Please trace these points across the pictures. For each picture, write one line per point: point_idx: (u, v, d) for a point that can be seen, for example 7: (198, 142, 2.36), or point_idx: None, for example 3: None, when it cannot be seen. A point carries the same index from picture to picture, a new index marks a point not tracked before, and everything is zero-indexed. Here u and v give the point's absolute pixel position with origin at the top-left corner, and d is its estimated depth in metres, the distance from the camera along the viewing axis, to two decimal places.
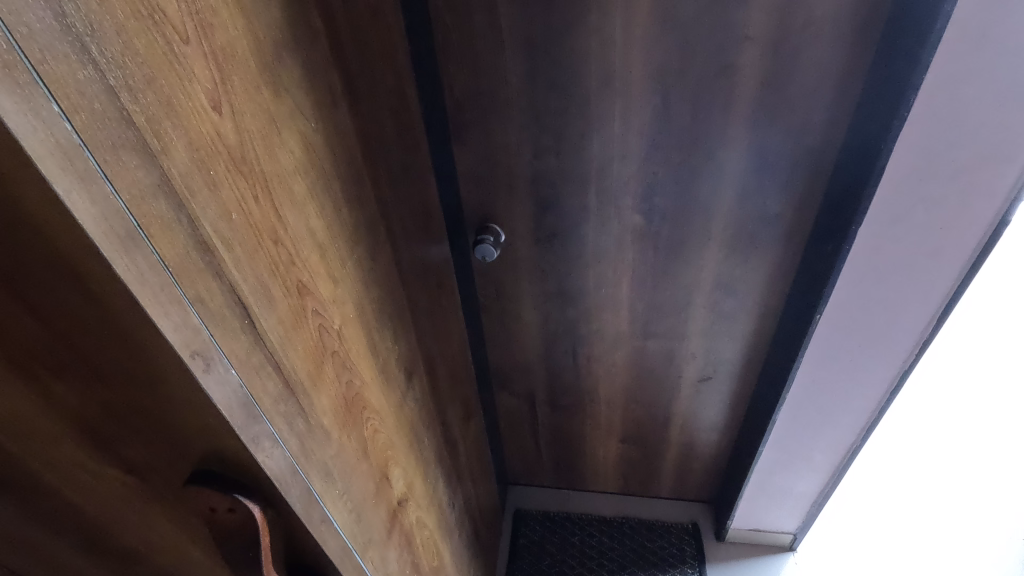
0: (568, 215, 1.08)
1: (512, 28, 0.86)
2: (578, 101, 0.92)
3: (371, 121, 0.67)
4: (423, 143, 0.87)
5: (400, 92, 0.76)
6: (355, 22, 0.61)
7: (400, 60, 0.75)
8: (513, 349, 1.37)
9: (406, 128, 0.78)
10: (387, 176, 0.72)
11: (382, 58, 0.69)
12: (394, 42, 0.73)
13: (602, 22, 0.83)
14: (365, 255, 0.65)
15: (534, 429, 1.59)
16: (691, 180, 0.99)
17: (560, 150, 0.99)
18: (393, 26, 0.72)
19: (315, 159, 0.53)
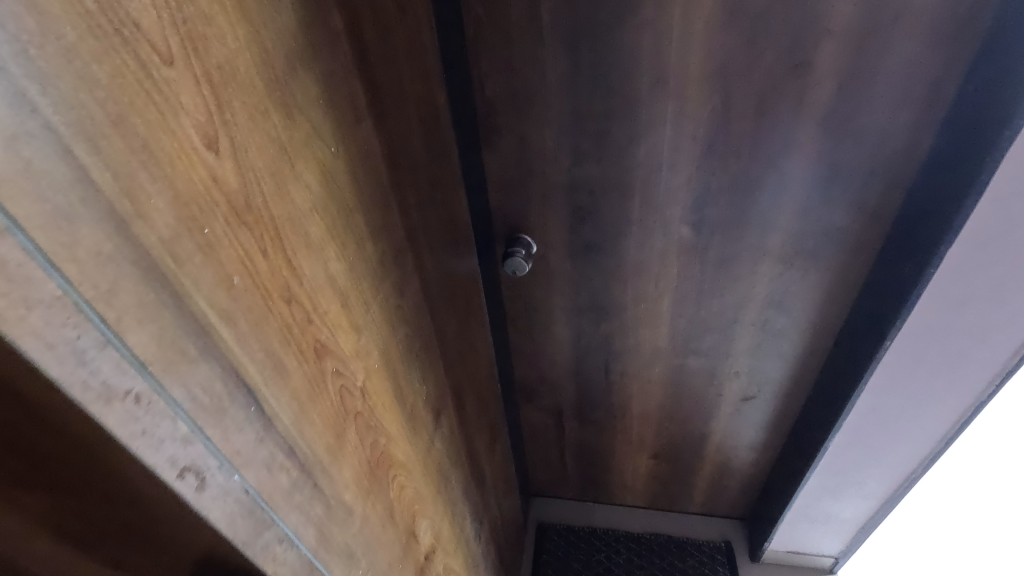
0: (607, 227, 0.98)
1: (554, 21, 0.75)
2: (625, 103, 0.82)
3: (398, 135, 0.58)
4: (455, 153, 0.78)
5: (430, 98, 0.66)
6: (381, 19, 0.52)
7: (430, 61, 0.66)
8: (541, 363, 1.29)
9: (436, 139, 0.69)
10: (415, 195, 0.63)
11: (411, 60, 0.60)
12: (423, 40, 0.63)
13: (658, 14, 0.73)
14: (391, 292, 0.56)
15: (560, 444, 1.51)
16: (749, 191, 0.89)
17: (602, 156, 0.89)
18: (422, 22, 0.62)
19: (336, 191, 0.44)
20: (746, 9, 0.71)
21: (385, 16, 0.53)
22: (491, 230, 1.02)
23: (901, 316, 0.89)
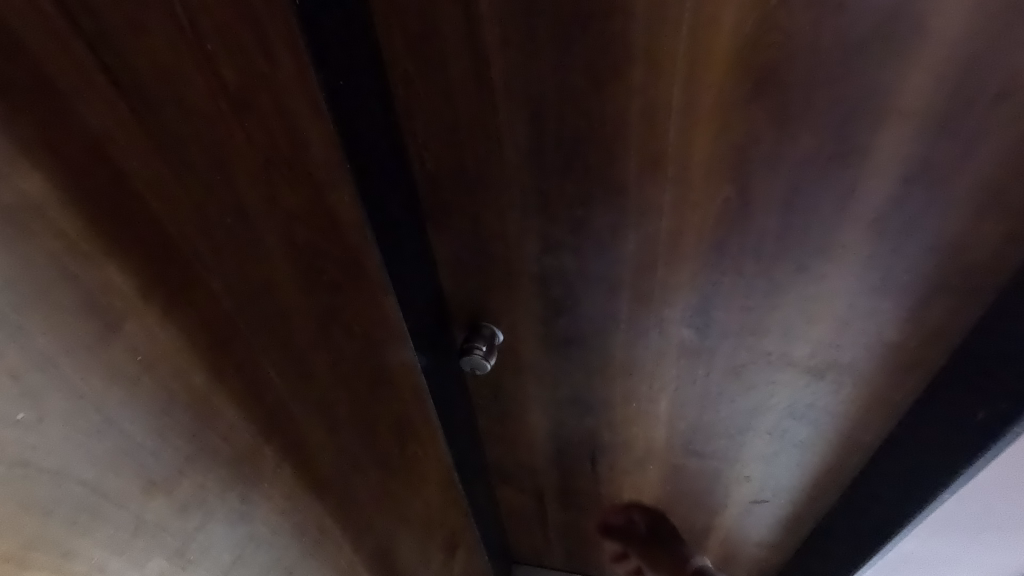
0: (588, 322, 0.79)
1: (509, 82, 0.55)
2: (607, 186, 0.61)
3: (234, 282, 0.40)
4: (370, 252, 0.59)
5: (319, 205, 0.48)
6: (181, 135, 0.34)
7: (315, 152, 0.47)
8: (518, 449, 1.10)
9: (335, 253, 0.51)
10: (281, 344, 0.46)
11: (269, 168, 0.42)
12: (302, 129, 0.45)
13: (651, 80, 0.52)
14: (209, 515, 0.40)
15: (543, 522, 1.33)
16: (772, 295, 0.68)
17: (580, 245, 0.68)
18: (298, 105, 0.44)
19: (11, 461, 0.27)
20: (774, 80, 0.49)
21: (194, 125, 0.35)
22: (446, 324, 0.82)
23: (967, 467, 0.67)
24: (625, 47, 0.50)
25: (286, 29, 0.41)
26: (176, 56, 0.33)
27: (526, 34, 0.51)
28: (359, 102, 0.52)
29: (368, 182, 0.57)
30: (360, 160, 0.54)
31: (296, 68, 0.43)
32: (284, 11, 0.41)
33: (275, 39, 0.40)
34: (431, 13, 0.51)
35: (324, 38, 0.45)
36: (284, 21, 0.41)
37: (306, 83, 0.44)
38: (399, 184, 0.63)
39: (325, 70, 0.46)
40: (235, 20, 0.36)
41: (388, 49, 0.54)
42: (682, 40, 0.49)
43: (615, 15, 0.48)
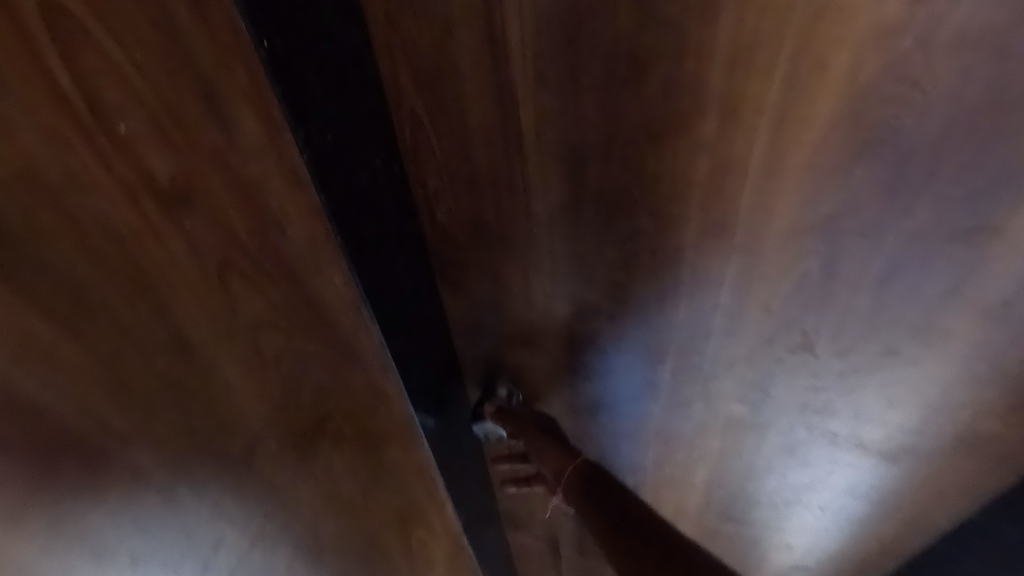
0: (622, 388, 0.68)
1: (541, 131, 0.44)
2: (657, 251, 0.50)
3: (141, 370, 0.36)
4: (352, 333, 0.48)
5: (288, 284, 0.41)
6: (73, 232, 0.29)
7: (292, 230, 0.38)
8: (533, 502, 1.00)
9: (302, 329, 0.44)
10: (206, 417, 0.41)
11: (205, 250, 0.35)
12: (277, 210, 0.36)
13: (726, 136, 0.40)
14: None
15: (557, 568, 1.23)
16: (849, 377, 0.56)
17: (619, 311, 0.57)
18: (270, 182, 0.35)
19: None
20: (893, 139, 0.38)
21: (95, 219, 0.30)
22: (456, 398, 0.69)
23: None
24: (695, 96, 0.39)
25: (261, 90, 0.32)
26: (69, 146, 0.27)
27: (568, 75, 0.40)
28: (353, 153, 0.41)
29: (365, 258, 0.44)
30: (355, 232, 0.42)
31: (273, 139, 0.34)
32: (247, 58, 0.30)
33: (238, 109, 0.31)
34: (448, 46, 0.40)
35: (304, 83, 0.34)
36: (247, 73, 0.31)
37: (282, 143, 0.34)
38: (399, 248, 0.51)
39: (305, 125, 0.35)
40: (166, 94, 0.29)
41: (393, 87, 0.43)
42: (773, 90, 0.37)
43: (686, 57, 0.37)
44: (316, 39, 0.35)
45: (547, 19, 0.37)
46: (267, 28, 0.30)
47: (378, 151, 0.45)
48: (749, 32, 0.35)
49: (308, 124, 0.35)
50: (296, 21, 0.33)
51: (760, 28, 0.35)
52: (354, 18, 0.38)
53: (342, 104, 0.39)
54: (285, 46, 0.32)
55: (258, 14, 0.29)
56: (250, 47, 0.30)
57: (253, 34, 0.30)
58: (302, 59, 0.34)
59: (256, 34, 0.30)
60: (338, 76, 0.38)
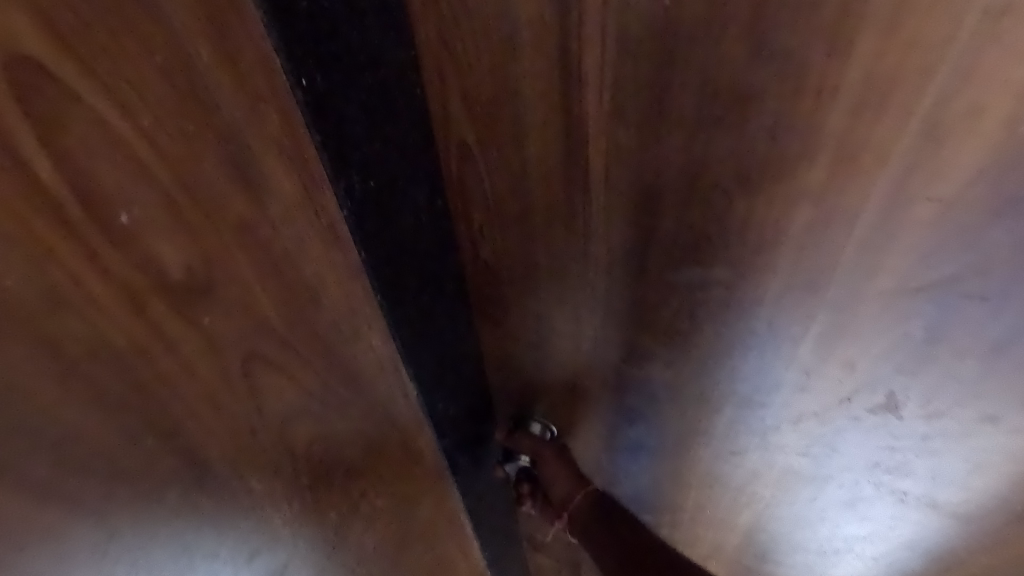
0: (669, 433, 0.62)
1: (611, 168, 0.38)
2: (731, 301, 0.44)
3: (137, 474, 0.31)
4: (387, 400, 0.42)
5: (319, 354, 0.35)
6: (54, 343, 0.24)
7: (326, 293, 0.33)
8: None
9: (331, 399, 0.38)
10: (219, 513, 0.36)
11: (223, 332, 0.30)
12: (311, 275, 0.31)
13: (837, 184, 0.34)
14: None
15: None
16: (934, 439, 0.50)
17: (678, 358, 0.52)
18: (306, 245, 0.30)
19: None
20: None
21: (82, 322, 0.25)
22: (489, 443, 0.64)
23: None
24: (806, 139, 0.33)
25: (300, 145, 0.26)
26: (49, 248, 0.22)
27: (653, 110, 0.34)
28: (395, 196, 0.35)
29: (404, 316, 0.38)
30: (395, 290, 0.36)
31: (310, 199, 0.28)
32: (283, 105, 0.24)
33: (268, 170, 0.26)
34: (510, 71, 0.34)
35: (346, 124, 0.28)
36: (282, 122, 0.24)
37: (317, 201, 0.28)
38: (438, 293, 0.45)
39: (347, 175, 0.28)
40: (179, 164, 0.23)
41: (441, 114, 0.37)
42: (906, 136, 0.31)
43: (803, 94, 0.31)
44: (361, 68, 0.29)
45: (635, 45, 0.31)
46: (306, 63, 0.24)
47: (422, 189, 0.39)
48: (889, 69, 0.29)
49: (350, 175, 0.29)
50: (339, 50, 0.26)
51: (904, 65, 0.28)
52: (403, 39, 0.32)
53: (386, 141, 0.33)
54: (326, 82, 0.26)
55: (296, 46, 0.23)
56: (288, 88, 0.24)
57: (291, 72, 0.23)
58: (345, 95, 0.27)
59: (293, 72, 0.23)
60: (383, 110, 0.31)
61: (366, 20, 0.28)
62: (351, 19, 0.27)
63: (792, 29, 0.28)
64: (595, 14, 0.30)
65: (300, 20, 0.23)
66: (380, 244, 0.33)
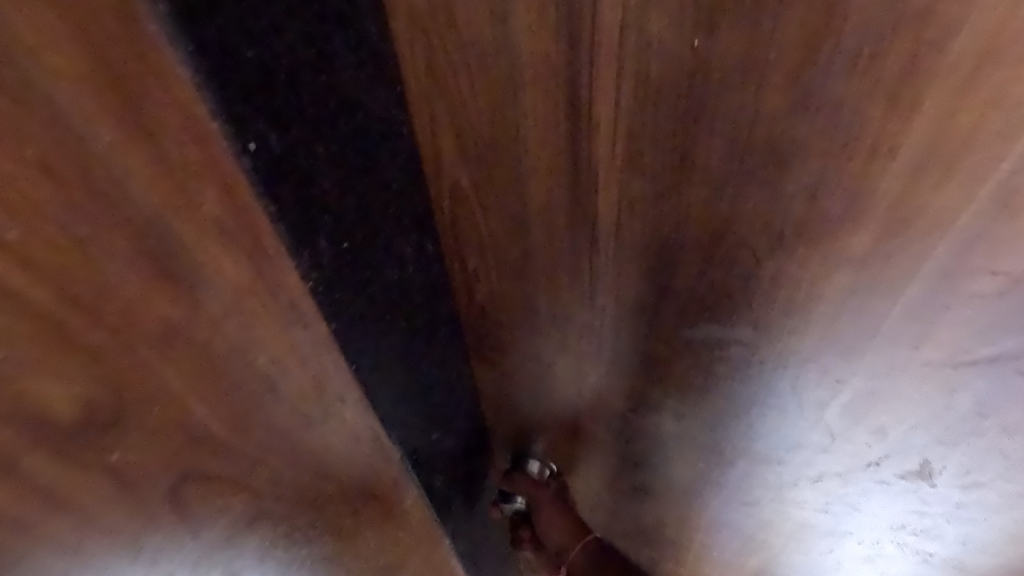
0: (677, 479, 0.58)
1: (622, 218, 0.34)
2: (752, 359, 0.40)
3: None
4: (365, 462, 0.38)
5: (287, 431, 0.31)
6: None
7: (290, 367, 0.29)
8: None
9: (302, 475, 0.34)
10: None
11: (140, 461, 0.26)
12: (259, 366, 0.27)
13: (886, 250, 0.30)
14: None
15: None
16: (967, 509, 0.46)
17: (691, 409, 0.48)
18: (260, 328, 0.26)
19: None
20: None
21: None
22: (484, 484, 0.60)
23: None
24: (852, 201, 0.28)
25: (248, 220, 0.22)
26: None
27: (673, 160, 0.29)
28: (376, 253, 0.31)
29: (383, 376, 0.34)
30: (371, 351, 0.32)
31: (266, 273, 0.24)
32: (224, 177, 0.20)
33: (187, 266, 0.22)
34: (510, 111, 0.29)
35: (312, 183, 0.25)
36: (226, 194, 0.21)
37: (276, 273, 0.24)
38: (427, 342, 0.41)
39: (312, 242, 0.25)
40: (77, 279, 0.20)
41: (432, 154, 0.33)
42: (974, 205, 0.26)
43: (852, 154, 0.26)
44: (335, 119, 0.26)
45: (655, 88, 0.27)
46: (254, 124, 0.20)
47: (410, 236, 0.35)
48: (960, 132, 0.24)
49: (315, 241, 0.25)
50: (306, 103, 0.23)
51: (980, 128, 0.24)
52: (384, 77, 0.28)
53: (362, 194, 0.29)
54: (282, 141, 0.22)
55: (240, 107, 0.20)
56: (233, 154, 0.20)
57: (234, 139, 0.20)
58: (310, 152, 0.24)
59: (238, 138, 0.20)
60: (358, 160, 0.28)
61: (337, 61, 0.25)
62: (316, 63, 0.23)
63: (847, 81, 0.24)
64: (610, 55, 0.26)
65: (245, 77, 0.20)
66: (354, 307, 0.30)
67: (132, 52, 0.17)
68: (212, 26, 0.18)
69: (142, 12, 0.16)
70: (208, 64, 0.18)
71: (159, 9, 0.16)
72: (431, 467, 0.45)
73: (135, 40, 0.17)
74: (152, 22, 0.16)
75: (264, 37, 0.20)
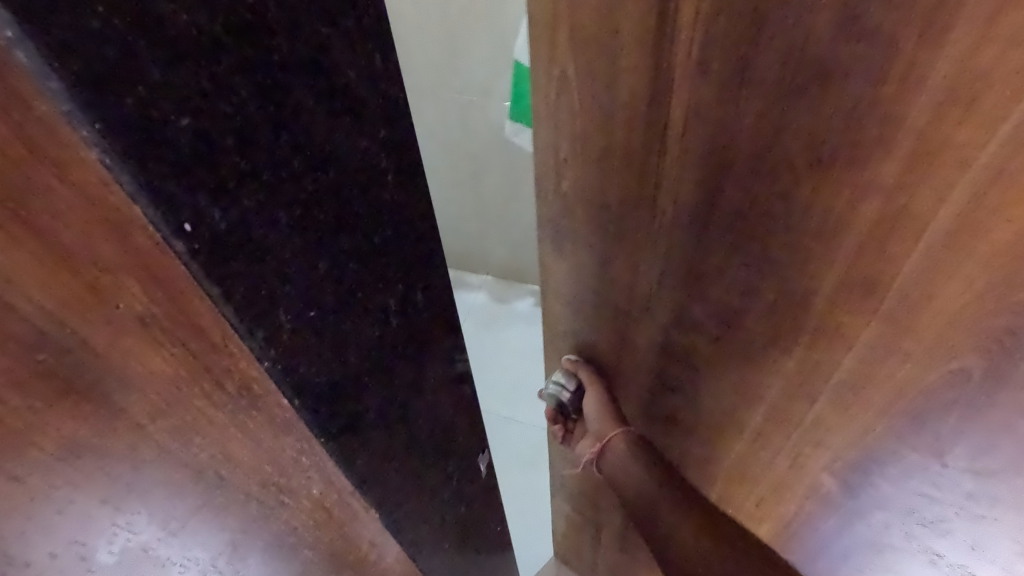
0: (706, 414, 0.63)
1: (687, 124, 0.40)
2: (780, 289, 0.45)
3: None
4: (332, 502, 0.45)
5: (249, 482, 0.38)
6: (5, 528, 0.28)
7: (223, 423, 0.33)
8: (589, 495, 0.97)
9: (261, 517, 0.42)
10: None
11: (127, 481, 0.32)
12: (172, 428, 0.31)
13: (911, 184, 0.33)
14: None
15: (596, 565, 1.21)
16: (970, 501, 0.46)
17: (722, 337, 0.53)
18: (185, 393, 0.31)
19: None
20: None
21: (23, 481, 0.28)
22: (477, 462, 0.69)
23: None
24: (885, 128, 0.32)
25: (172, 291, 0.26)
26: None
27: (734, 72, 0.35)
28: (339, 311, 0.36)
29: (346, 422, 0.39)
30: (317, 397, 0.35)
31: (195, 333, 0.28)
32: (149, 256, 0.24)
33: (136, 345, 0.27)
34: (612, 11, 0.38)
35: (264, 243, 0.29)
36: (151, 268, 0.25)
37: (209, 337, 0.28)
38: (411, 388, 0.48)
39: (257, 305, 0.29)
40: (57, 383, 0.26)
41: (551, 43, 0.44)
42: (994, 145, 0.29)
43: (886, 80, 0.31)
44: (292, 180, 0.30)
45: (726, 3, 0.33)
46: (187, 202, 0.24)
47: (386, 291, 0.40)
48: (983, 68, 0.27)
49: (268, 301, 0.30)
50: (269, 164, 0.28)
51: (999, 66, 0.27)
52: (350, 131, 0.32)
53: (322, 257, 0.33)
54: (229, 215, 0.26)
55: (169, 185, 0.23)
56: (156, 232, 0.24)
57: (160, 218, 0.23)
58: (262, 220, 0.28)
59: (171, 220, 0.24)
60: (316, 227, 0.32)
61: None
62: (272, 120, 0.27)
63: (885, 7, 0.29)
64: None
65: (178, 151, 0.23)
66: (314, 355, 0.34)
67: (14, 132, 0.19)
68: (128, 94, 0.21)
69: (44, 101, 0.19)
70: (121, 144, 0.21)
71: (52, 84, 0.19)
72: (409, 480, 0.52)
73: (42, 136, 0.20)
74: (45, 101, 0.19)
75: (205, 114, 0.24)
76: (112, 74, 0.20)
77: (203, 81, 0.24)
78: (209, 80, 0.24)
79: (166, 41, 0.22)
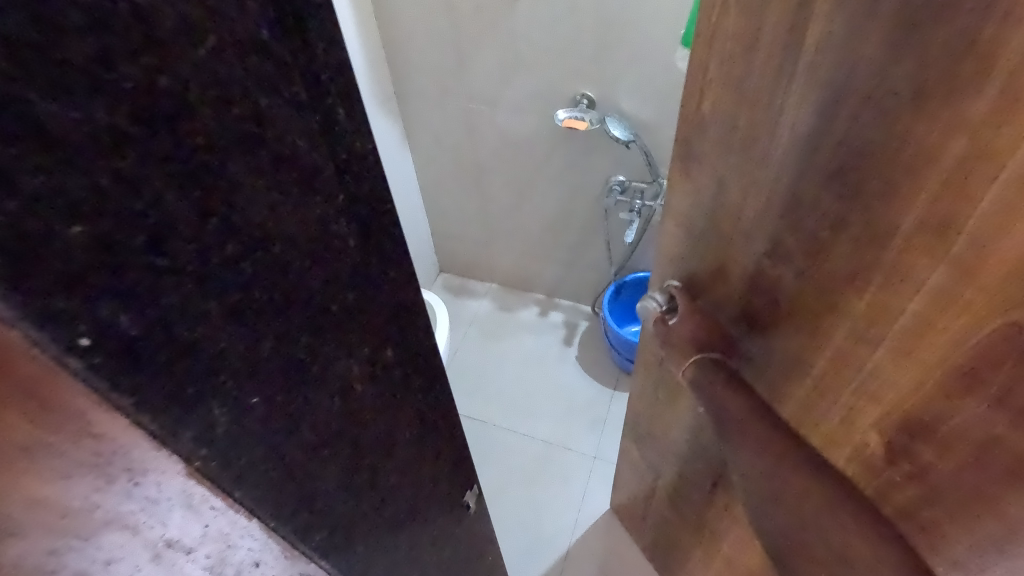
0: (770, 362, 0.63)
1: (819, 50, 0.41)
2: (867, 228, 0.44)
3: None
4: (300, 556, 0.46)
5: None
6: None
7: (151, 520, 0.32)
8: (656, 433, 1.00)
9: None
10: None
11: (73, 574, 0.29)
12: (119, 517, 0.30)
13: (993, 126, 0.33)
14: None
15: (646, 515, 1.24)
16: (999, 481, 0.42)
17: (808, 272, 0.52)
18: (94, 499, 0.28)
19: None
20: None
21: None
22: None
23: None
24: (983, 65, 0.32)
25: (71, 394, 0.25)
26: None
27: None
28: (290, 386, 0.38)
29: (298, 501, 0.43)
30: (252, 481, 0.37)
31: (98, 439, 0.27)
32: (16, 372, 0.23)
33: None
34: None
35: (78, 333, 0.24)
36: (34, 378, 0.23)
37: (126, 435, 0.28)
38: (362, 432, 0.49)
39: (179, 402, 0.30)
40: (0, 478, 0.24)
41: None
42: None
43: (993, 12, 0.30)
44: (222, 270, 0.29)
45: None
46: (85, 319, 0.24)
47: (353, 353, 0.43)
48: None
49: (186, 400, 0.30)
50: (45, 242, 0.22)
51: None
52: (301, 199, 0.33)
53: (267, 338, 0.34)
54: (139, 320, 0.26)
55: (58, 305, 0.23)
56: (50, 351, 0.23)
57: (51, 342, 0.23)
58: (107, 312, 0.25)
59: (64, 338, 0.23)
60: (261, 310, 0.33)
61: None
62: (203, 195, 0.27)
63: None
64: None
65: (66, 263, 0.23)
66: (256, 434, 0.36)
67: None
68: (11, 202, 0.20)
69: None
70: None
71: None
72: (403, 460, 0.57)
73: None
74: None
75: (97, 216, 0.23)
76: (2, 194, 0.20)
77: (107, 177, 0.23)
78: (111, 177, 0.23)
79: (54, 143, 0.21)
